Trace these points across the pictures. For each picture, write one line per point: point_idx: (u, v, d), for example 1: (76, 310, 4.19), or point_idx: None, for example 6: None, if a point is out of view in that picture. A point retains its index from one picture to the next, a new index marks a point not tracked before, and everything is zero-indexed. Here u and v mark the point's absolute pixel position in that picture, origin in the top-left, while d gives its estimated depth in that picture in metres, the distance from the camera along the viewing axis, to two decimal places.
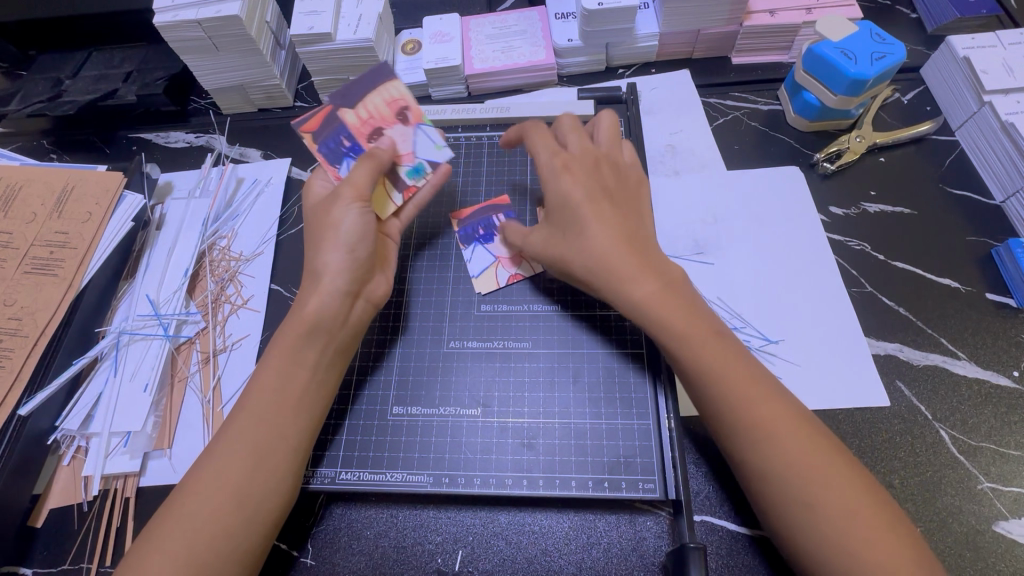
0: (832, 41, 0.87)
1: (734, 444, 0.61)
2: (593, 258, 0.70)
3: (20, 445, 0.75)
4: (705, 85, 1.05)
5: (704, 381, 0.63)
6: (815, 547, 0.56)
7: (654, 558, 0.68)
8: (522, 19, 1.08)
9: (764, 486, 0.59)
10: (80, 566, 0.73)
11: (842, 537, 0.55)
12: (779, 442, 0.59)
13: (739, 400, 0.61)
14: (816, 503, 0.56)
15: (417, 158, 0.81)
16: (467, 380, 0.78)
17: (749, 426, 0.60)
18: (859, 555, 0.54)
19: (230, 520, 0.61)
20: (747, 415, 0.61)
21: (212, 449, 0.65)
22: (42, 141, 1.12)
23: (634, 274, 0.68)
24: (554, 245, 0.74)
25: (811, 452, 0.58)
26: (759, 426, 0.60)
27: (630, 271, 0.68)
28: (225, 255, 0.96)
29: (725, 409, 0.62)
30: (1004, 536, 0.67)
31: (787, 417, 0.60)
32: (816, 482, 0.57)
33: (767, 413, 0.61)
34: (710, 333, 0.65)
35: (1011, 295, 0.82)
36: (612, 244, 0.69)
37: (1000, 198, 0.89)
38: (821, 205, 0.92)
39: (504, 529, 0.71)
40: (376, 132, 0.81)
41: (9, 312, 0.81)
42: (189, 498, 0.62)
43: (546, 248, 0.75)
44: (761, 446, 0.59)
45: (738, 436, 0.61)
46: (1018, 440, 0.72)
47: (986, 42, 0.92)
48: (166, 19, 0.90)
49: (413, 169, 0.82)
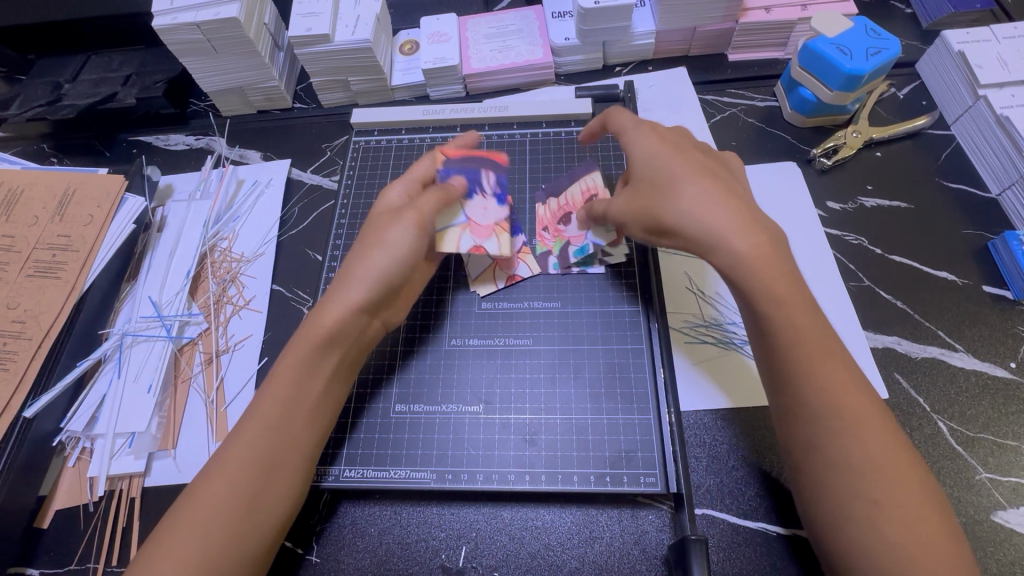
0: (827, 37, 0.87)
1: (815, 437, 0.58)
2: (688, 210, 0.65)
3: (25, 447, 0.76)
4: (701, 82, 1.06)
5: (781, 372, 0.61)
6: (861, 543, 0.54)
7: (656, 551, 0.68)
8: (518, 18, 1.09)
9: (831, 476, 0.57)
10: (86, 567, 0.74)
11: (899, 533, 0.53)
12: (864, 436, 0.57)
13: (830, 383, 0.58)
14: (883, 503, 0.54)
15: (587, 242, 0.85)
16: (469, 377, 0.79)
17: (839, 414, 0.57)
18: (912, 557, 0.53)
19: (245, 518, 0.62)
20: (841, 405, 0.57)
21: (223, 452, 0.65)
22: (42, 145, 1.12)
23: (732, 233, 0.63)
24: (635, 204, 0.71)
25: (885, 450, 0.56)
26: (843, 413, 0.57)
27: (731, 229, 0.63)
28: (226, 256, 0.96)
29: (817, 393, 0.58)
30: (1002, 526, 0.68)
31: (873, 413, 0.58)
32: (892, 487, 0.55)
33: (865, 408, 0.58)
34: (809, 312, 0.62)
35: (1007, 287, 0.83)
36: (711, 205, 0.65)
37: (996, 190, 0.90)
38: (817, 200, 0.93)
39: (509, 525, 0.71)
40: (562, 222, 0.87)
41: (12, 314, 0.82)
42: (200, 497, 0.62)
43: (626, 207, 0.72)
44: (843, 440, 0.57)
45: (818, 427, 0.58)
46: (1014, 431, 0.73)
47: (980, 37, 0.92)
48: (165, 22, 0.91)
49: (581, 251, 0.85)
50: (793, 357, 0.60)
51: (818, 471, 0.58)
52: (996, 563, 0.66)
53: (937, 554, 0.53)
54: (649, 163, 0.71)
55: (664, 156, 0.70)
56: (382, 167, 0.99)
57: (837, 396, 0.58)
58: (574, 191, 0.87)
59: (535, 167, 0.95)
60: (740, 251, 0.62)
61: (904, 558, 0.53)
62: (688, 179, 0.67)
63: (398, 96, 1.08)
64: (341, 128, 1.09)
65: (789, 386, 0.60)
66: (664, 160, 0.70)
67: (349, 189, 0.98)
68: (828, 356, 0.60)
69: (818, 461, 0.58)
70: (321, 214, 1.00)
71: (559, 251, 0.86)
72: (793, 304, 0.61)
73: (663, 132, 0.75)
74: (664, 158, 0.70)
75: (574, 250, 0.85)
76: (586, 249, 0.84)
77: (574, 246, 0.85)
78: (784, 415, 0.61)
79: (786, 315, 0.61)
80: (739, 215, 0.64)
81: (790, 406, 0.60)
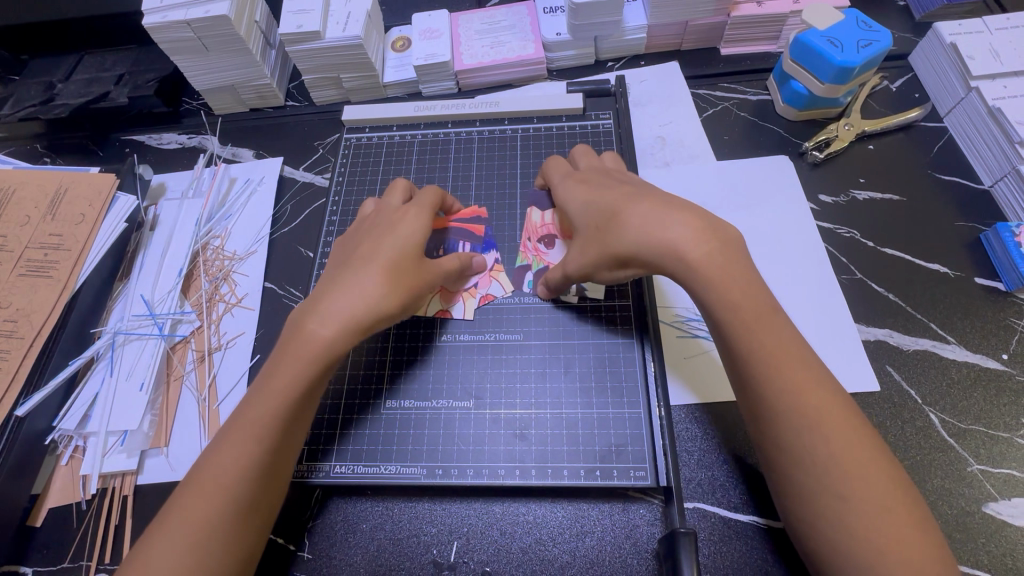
0: (819, 29, 0.87)
1: (777, 433, 0.58)
2: (636, 240, 0.65)
3: (17, 446, 0.76)
4: (694, 77, 1.06)
5: (743, 374, 0.60)
6: (833, 539, 0.54)
7: (647, 545, 0.68)
8: (510, 14, 1.09)
9: (799, 476, 0.56)
10: (80, 564, 0.74)
11: (868, 529, 0.53)
12: (826, 433, 0.56)
13: (789, 379, 0.58)
14: (851, 496, 0.54)
15: None
16: (458, 373, 0.79)
17: (797, 411, 0.57)
18: (880, 551, 0.52)
19: (213, 521, 0.58)
20: (800, 401, 0.57)
21: (211, 455, 0.61)
22: (35, 145, 1.12)
23: (679, 236, 0.63)
24: (586, 254, 0.70)
25: (852, 444, 0.56)
26: (803, 408, 0.57)
27: (674, 232, 0.63)
28: (219, 254, 0.96)
29: (774, 391, 0.58)
30: (994, 517, 0.67)
31: (835, 407, 0.57)
32: (862, 481, 0.54)
33: (828, 403, 0.57)
34: (766, 311, 0.61)
35: (1000, 279, 0.82)
36: (653, 221, 0.64)
37: (988, 182, 0.89)
38: (810, 193, 0.92)
39: (499, 520, 0.71)
40: (544, 241, 0.86)
41: (4, 313, 0.82)
42: (187, 504, 0.59)
43: (580, 259, 0.71)
44: (804, 435, 0.56)
45: (780, 423, 0.58)
46: (1006, 422, 0.73)
47: (973, 28, 0.92)
48: (155, 20, 0.91)
49: None
50: (752, 359, 0.60)
51: (786, 468, 0.57)
52: (987, 555, 0.66)
53: (911, 549, 0.52)
54: (588, 210, 0.72)
55: (598, 198, 0.72)
56: (373, 165, 0.99)
57: (796, 391, 0.58)
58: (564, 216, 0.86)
59: (526, 164, 0.95)
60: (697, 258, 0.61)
61: (875, 553, 0.52)
62: (626, 206, 0.68)
63: (390, 93, 1.08)
64: (333, 125, 1.09)
65: (751, 385, 0.60)
66: (600, 201, 0.71)
67: (339, 187, 0.97)
68: (794, 353, 0.59)
69: (784, 457, 0.58)
70: (313, 212, 1.00)
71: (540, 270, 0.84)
72: (749, 308, 0.60)
73: (587, 177, 0.77)
74: (600, 199, 0.71)
75: None
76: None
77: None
78: (751, 417, 0.61)
79: (762, 308, 0.61)
80: (689, 222, 0.63)
81: (756, 403, 0.59)
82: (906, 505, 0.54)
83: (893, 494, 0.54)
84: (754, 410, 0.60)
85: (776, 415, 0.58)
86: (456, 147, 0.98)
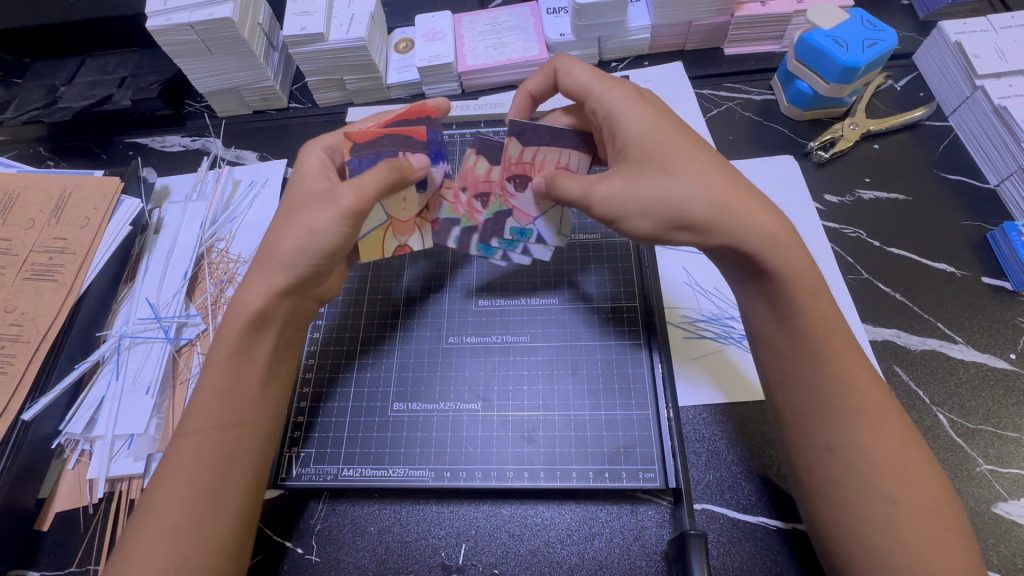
0: (824, 28, 0.87)
1: (828, 432, 0.59)
2: (710, 202, 0.60)
3: (23, 451, 0.76)
4: (698, 77, 1.05)
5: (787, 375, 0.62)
6: (869, 540, 0.56)
7: (656, 547, 0.68)
8: (513, 15, 1.09)
9: (849, 478, 0.58)
10: (86, 568, 0.73)
11: (910, 532, 0.55)
12: (881, 436, 0.58)
13: (846, 379, 0.60)
14: (899, 499, 0.56)
15: (532, 222, 0.75)
16: (466, 375, 0.79)
17: (854, 413, 0.59)
18: (921, 555, 0.54)
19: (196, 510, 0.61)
20: (860, 402, 0.59)
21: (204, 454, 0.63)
22: (38, 148, 1.12)
23: (748, 218, 0.60)
24: (636, 184, 0.63)
25: (901, 448, 0.58)
26: (862, 408, 0.59)
27: (747, 215, 0.61)
28: (224, 257, 0.96)
29: (828, 392, 0.60)
30: (1003, 517, 0.67)
31: (889, 412, 0.60)
32: (906, 484, 0.56)
33: (879, 406, 0.60)
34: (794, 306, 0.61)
35: (1006, 278, 0.82)
36: (725, 191, 0.61)
37: (994, 181, 0.89)
38: (815, 193, 0.92)
39: (508, 522, 0.71)
40: (513, 180, 0.72)
41: (9, 317, 0.82)
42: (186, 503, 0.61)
43: (623, 187, 0.64)
44: (858, 436, 0.58)
45: (830, 424, 0.59)
46: (1015, 422, 0.73)
47: (978, 27, 0.92)
48: (158, 23, 0.90)
49: (521, 230, 0.76)
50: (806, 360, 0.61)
51: (831, 469, 0.59)
52: (997, 555, 0.65)
53: (946, 552, 0.54)
54: (645, 139, 0.66)
55: (661, 130, 0.66)
56: None
57: (851, 395, 0.60)
58: (550, 159, 0.71)
59: None
60: (772, 260, 0.61)
61: (915, 556, 0.54)
62: (692, 160, 0.63)
63: (394, 95, 1.08)
64: (337, 127, 1.09)
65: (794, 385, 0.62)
66: (662, 138, 0.65)
67: None
68: (847, 357, 0.61)
69: (833, 458, 0.59)
70: None
71: (485, 225, 0.76)
72: (817, 311, 0.62)
73: (644, 98, 0.71)
74: (663, 141, 0.65)
75: (514, 225, 0.75)
76: (527, 233, 0.76)
77: (516, 222, 0.75)
78: (795, 418, 0.62)
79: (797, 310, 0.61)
80: (757, 207, 0.61)
81: (804, 404, 0.61)
82: (940, 509, 0.56)
83: (928, 498, 0.57)
84: (799, 410, 0.62)
85: (827, 418, 0.60)
86: (459, 148, 0.98)
